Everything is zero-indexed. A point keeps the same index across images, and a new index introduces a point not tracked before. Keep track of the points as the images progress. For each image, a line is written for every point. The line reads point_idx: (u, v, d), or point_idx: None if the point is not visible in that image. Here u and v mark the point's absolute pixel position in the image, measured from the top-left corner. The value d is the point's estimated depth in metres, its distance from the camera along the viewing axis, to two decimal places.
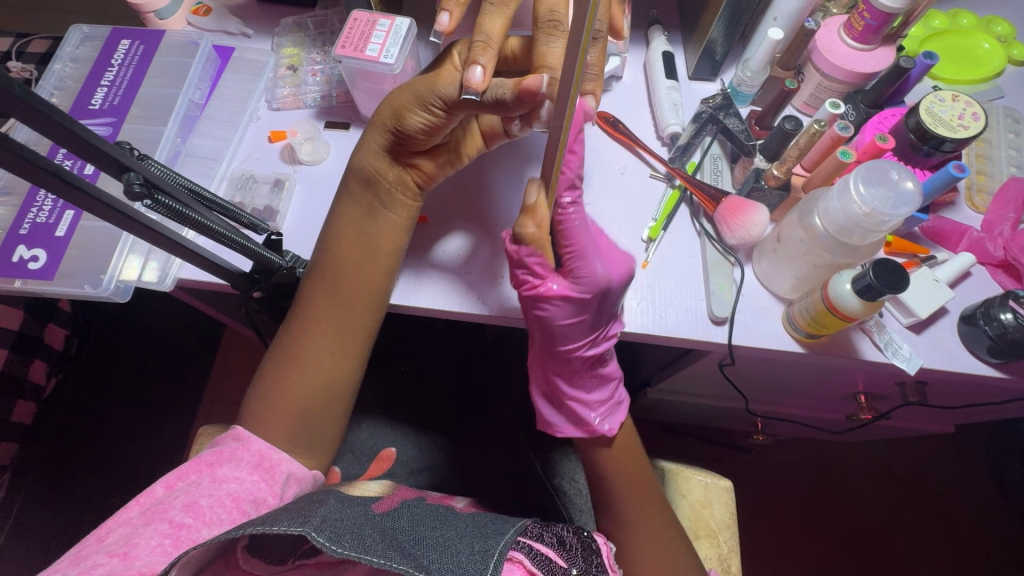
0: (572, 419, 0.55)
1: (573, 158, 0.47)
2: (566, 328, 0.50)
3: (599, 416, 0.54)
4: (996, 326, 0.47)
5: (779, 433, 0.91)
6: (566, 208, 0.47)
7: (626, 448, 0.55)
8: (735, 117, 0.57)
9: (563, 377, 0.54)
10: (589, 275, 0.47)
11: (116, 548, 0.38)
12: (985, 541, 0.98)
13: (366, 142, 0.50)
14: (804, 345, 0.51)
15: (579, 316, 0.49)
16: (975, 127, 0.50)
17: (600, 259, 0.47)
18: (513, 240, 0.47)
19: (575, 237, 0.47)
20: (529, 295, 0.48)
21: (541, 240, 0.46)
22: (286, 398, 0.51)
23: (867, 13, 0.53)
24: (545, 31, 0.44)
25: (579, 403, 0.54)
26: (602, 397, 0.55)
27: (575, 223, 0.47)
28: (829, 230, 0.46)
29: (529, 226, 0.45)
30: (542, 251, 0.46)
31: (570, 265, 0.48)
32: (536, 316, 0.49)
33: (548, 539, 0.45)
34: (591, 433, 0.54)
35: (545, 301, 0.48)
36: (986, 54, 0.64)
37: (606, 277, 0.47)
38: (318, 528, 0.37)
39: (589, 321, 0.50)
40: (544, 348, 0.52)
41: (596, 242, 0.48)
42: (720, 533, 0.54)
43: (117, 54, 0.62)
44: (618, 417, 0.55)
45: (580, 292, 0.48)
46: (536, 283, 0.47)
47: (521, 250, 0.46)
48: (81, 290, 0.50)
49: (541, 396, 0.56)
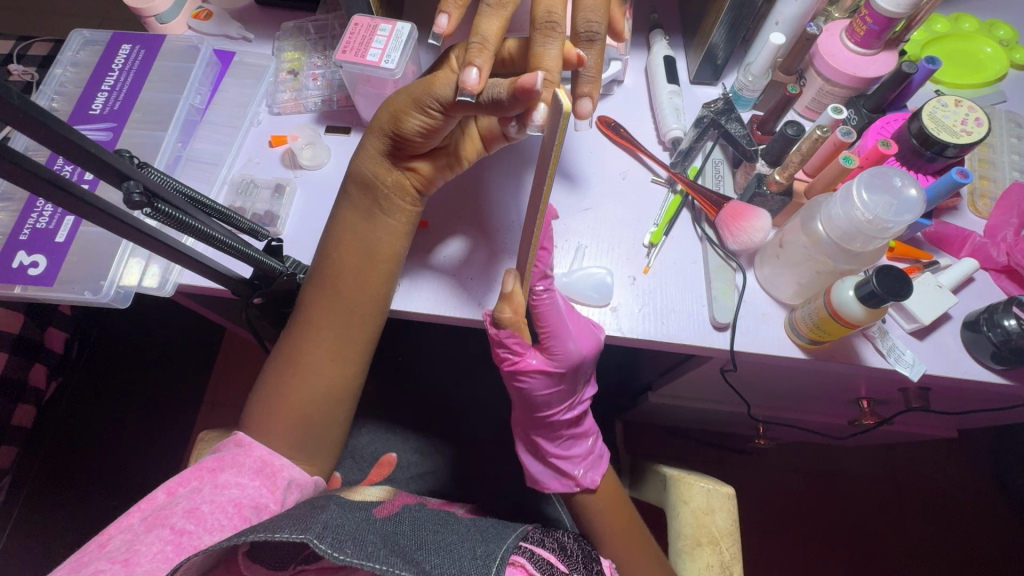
0: (554, 472, 0.56)
1: (544, 252, 0.51)
2: (544, 397, 0.53)
3: (582, 470, 0.55)
4: (1000, 332, 0.47)
5: (780, 437, 0.91)
6: (540, 294, 0.51)
7: (609, 498, 0.55)
8: (738, 122, 0.57)
9: (543, 436, 0.56)
10: (562, 351, 0.51)
11: (117, 555, 0.38)
12: (987, 545, 0.97)
13: (365, 146, 0.50)
14: (806, 350, 0.50)
15: (555, 386, 0.53)
16: (978, 132, 0.49)
17: (574, 336, 0.51)
18: (492, 322, 0.48)
19: (548, 318, 0.51)
20: (510, 370, 0.51)
21: (517, 323, 0.47)
22: (286, 404, 0.50)
23: (869, 17, 0.53)
24: (542, 32, 0.43)
25: (561, 460, 0.56)
26: (583, 452, 0.56)
27: (549, 305, 0.51)
28: (832, 236, 0.46)
29: (506, 311, 0.46)
30: (519, 330, 0.48)
31: (546, 344, 0.51)
32: (516, 386, 0.53)
33: (550, 545, 0.45)
34: (575, 487, 0.55)
35: (523, 374, 0.52)
36: (988, 58, 0.64)
37: (578, 351, 0.51)
38: (320, 535, 0.37)
39: (565, 389, 0.54)
40: (524, 411, 0.55)
41: (570, 322, 0.51)
42: (722, 540, 0.53)
43: (118, 59, 0.62)
44: (600, 470, 0.56)
45: (556, 366, 0.52)
46: (515, 359, 0.51)
47: (500, 333, 0.48)
48: (81, 296, 0.50)
49: (525, 453, 0.58)
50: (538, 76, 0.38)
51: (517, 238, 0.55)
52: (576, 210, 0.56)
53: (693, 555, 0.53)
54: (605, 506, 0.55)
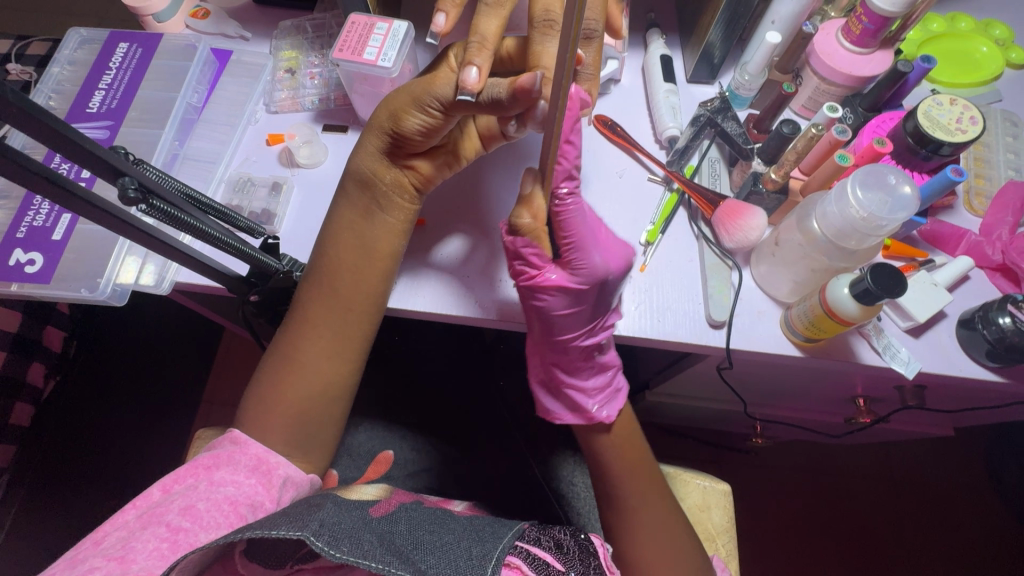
0: (569, 405, 0.54)
1: (568, 148, 0.46)
2: (563, 317, 0.49)
3: (597, 404, 0.53)
4: (995, 330, 0.47)
5: (778, 435, 0.91)
6: (564, 199, 0.46)
7: (624, 436, 0.54)
8: (734, 120, 0.58)
9: (561, 365, 0.53)
10: (588, 264, 0.47)
11: (112, 552, 0.38)
12: (984, 544, 0.98)
13: (365, 143, 0.50)
14: (802, 348, 0.50)
15: (575, 307, 0.48)
16: (974, 130, 0.50)
17: (598, 248, 0.47)
18: (510, 230, 0.46)
19: (573, 227, 0.46)
20: (526, 285, 0.47)
21: (538, 230, 0.45)
22: (283, 402, 0.51)
23: (866, 16, 0.53)
24: (541, 31, 0.44)
25: (576, 391, 0.53)
26: (600, 383, 0.53)
27: (573, 213, 0.46)
28: (827, 234, 0.46)
29: (525, 217, 0.44)
30: (537, 241, 0.46)
31: (569, 257, 0.47)
32: (534, 305, 0.48)
33: (546, 543, 0.45)
34: (589, 420, 0.53)
35: (542, 291, 0.47)
36: (984, 57, 0.64)
37: (604, 267, 0.46)
38: (317, 532, 0.37)
39: (587, 310, 0.49)
40: (542, 337, 0.51)
41: (596, 232, 0.47)
42: (718, 537, 0.54)
43: (115, 58, 0.62)
44: (617, 404, 0.54)
45: (578, 282, 0.47)
46: (532, 273, 0.47)
47: (517, 241, 0.46)
48: (77, 293, 0.50)
49: (539, 383, 0.55)
50: (539, 75, 0.38)
51: None
52: None
53: None
54: (621, 442, 0.53)
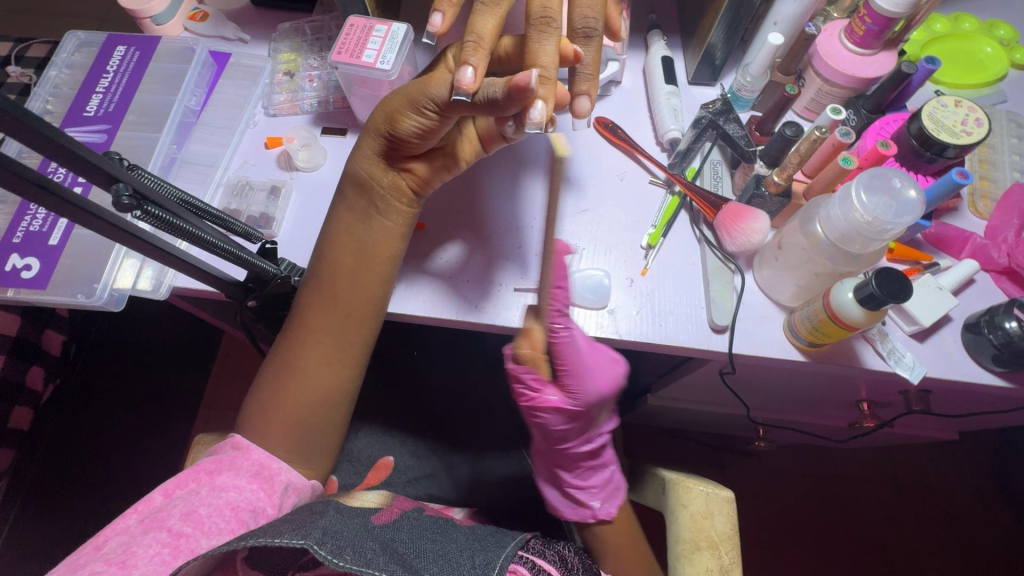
0: (570, 502, 0.54)
1: (557, 289, 0.48)
2: (561, 433, 0.51)
3: (599, 502, 0.53)
4: (1001, 335, 0.46)
5: (781, 439, 0.90)
6: (559, 332, 0.48)
7: (624, 538, 0.54)
8: (735, 123, 0.57)
9: (562, 469, 0.54)
10: (582, 390, 0.49)
11: (114, 557, 0.37)
12: (989, 548, 0.97)
13: (361, 147, 0.49)
14: (806, 353, 0.50)
15: (573, 423, 0.51)
16: (979, 132, 0.49)
17: (593, 374, 0.49)
18: (512, 358, 0.49)
19: (568, 357, 0.49)
20: (527, 406, 0.50)
21: (535, 358, 0.48)
22: (282, 408, 0.50)
23: (868, 17, 0.53)
24: (537, 28, 0.42)
25: (577, 490, 0.54)
26: (600, 483, 0.54)
27: (568, 344, 0.48)
28: (831, 237, 0.45)
29: (525, 347, 0.48)
30: (536, 368, 0.49)
31: (564, 381, 0.50)
32: (535, 421, 0.51)
33: (551, 556, 0.44)
34: (590, 518, 0.53)
35: (541, 411, 0.50)
36: (988, 58, 0.64)
37: (596, 391, 0.49)
38: (320, 541, 0.36)
39: (584, 425, 0.52)
40: (545, 446, 0.54)
41: (590, 355, 0.50)
42: (722, 545, 0.52)
43: (112, 61, 0.61)
44: (616, 501, 0.55)
45: (574, 403, 0.50)
46: (533, 396, 0.50)
47: (519, 368, 0.50)
48: (74, 299, 0.49)
49: (543, 482, 0.56)
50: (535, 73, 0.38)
51: (512, 240, 0.54)
52: (573, 212, 0.56)
53: (692, 559, 0.52)
54: (620, 540, 0.53)
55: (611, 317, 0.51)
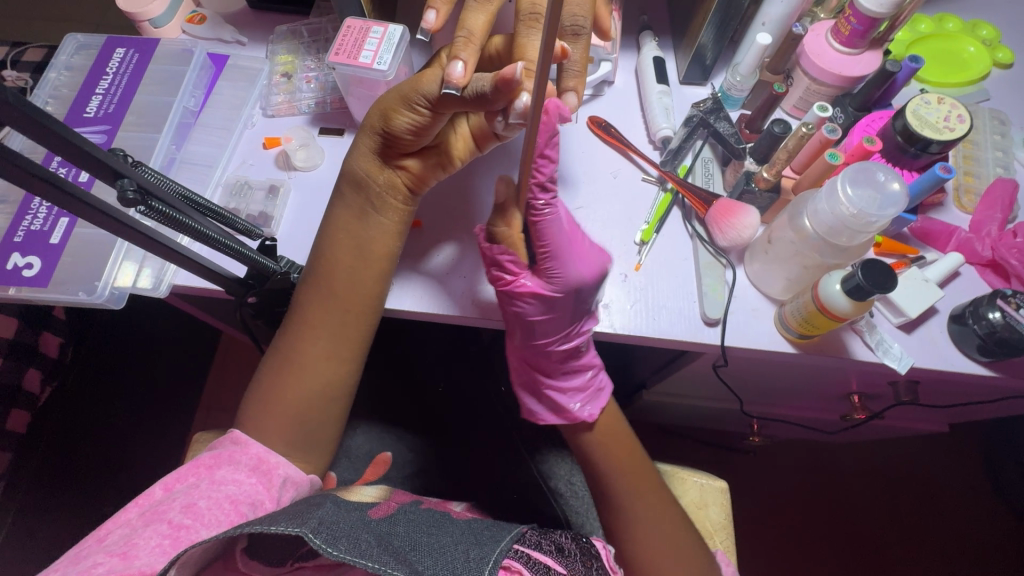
0: (551, 407, 0.55)
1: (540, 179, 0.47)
2: (541, 324, 0.51)
3: (579, 403, 0.54)
4: (984, 324, 0.48)
5: (775, 434, 0.91)
6: (541, 209, 0.48)
7: (609, 431, 0.54)
8: (726, 121, 0.58)
9: (540, 368, 0.54)
10: (562, 274, 0.48)
11: (116, 548, 0.38)
12: (983, 540, 0.98)
13: (357, 146, 0.50)
14: (796, 344, 0.51)
15: (552, 313, 0.50)
16: (961, 128, 0.50)
17: (574, 257, 0.48)
18: (487, 236, 0.49)
19: (550, 237, 0.48)
20: (504, 292, 0.49)
21: (513, 237, 0.48)
22: (281, 404, 0.51)
23: (854, 17, 0.54)
24: (526, 23, 0.44)
25: (558, 393, 0.55)
26: (581, 385, 0.55)
27: (550, 221, 0.48)
28: (819, 231, 0.46)
29: (500, 224, 0.48)
30: (513, 248, 0.48)
31: (544, 265, 0.49)
32: (512, 311, 0.50)
33: (547, 547, 0.45)
34: (571, 419, 0.54)
35: (519, 298, 0.49)
36: (972, 57, 0.65)
37: (578, 275, 0.48)
38: (315, 530, 0.37)
39: (563, 316, 0.50)
40: (523, 342, 0.53)
41: (573, 240, 0.49)
42: (716, 534, 0.55)
43: (112, 63, 0.62)
44: (599, 403, 0.55)
45: (553, 289, 0.49)
46: (511, 280, 0.49)
47: (494, 248, 0.48)
48: (75, 297, 0.50)
49: (522, 390, 0.57)
50: (521, 67, 0.38)
51: None
52: (567, 210, 0.57)
53: None
54: (602, 441, 0.54)
55: (606, 312, 0.52)
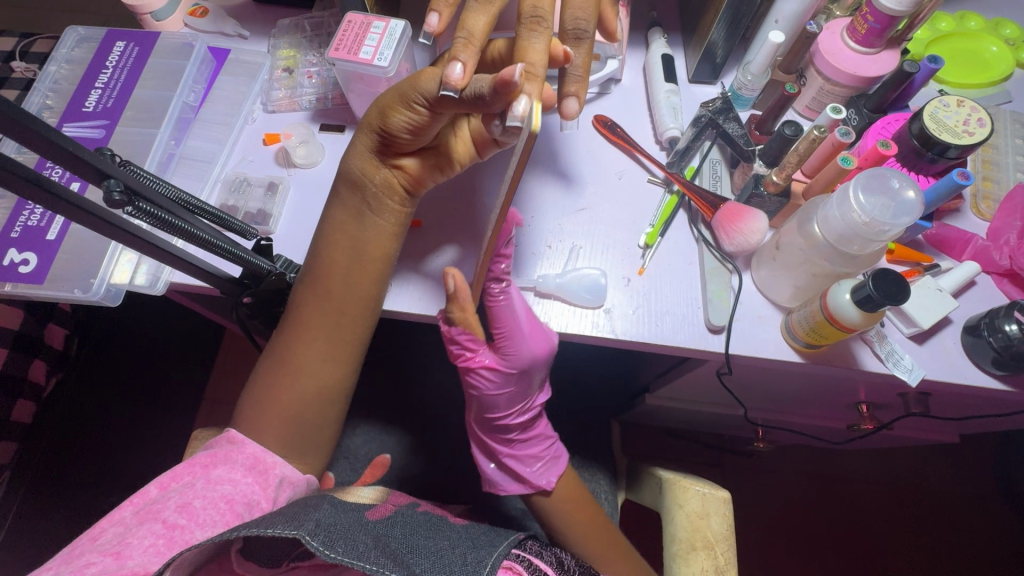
0: (512, 476, 0.56)
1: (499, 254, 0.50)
2: (498, 397, 0.54)
3: (536, 471, 0.55)
4: (1000, 337, 0.46)
5: (780, 439, 0.89)
6: (497, 296, 0.51)
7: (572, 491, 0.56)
8: (735, 122, 0.56)
9: (496, 439, 0.57)
10: (515, 351, 0.52)
11: (109, 547, 0.37)
12: (991, 552, 0.96)
13: (355, 144, 0.49)
14: (803, 355, 0.50)
15: (507, 386, 0.54)
16: (981, 133, 0.48)
17: (528, 337, 0.51)
18: (445, 319, 0.50)
19: (505, 320, 0.51)
20: (462, 365, 0.53)
21: (468, 320, 0.49)
22: (278, 404, 0.50)
23: (871, 15, 0.52)
24: (527, 26, 0.43)
25: (515, 461, 0.56)
26: (537, 453, 0.57)
27: (504, 307, 0.51)
28: (829, 239, 0.45)
29: (455, 309, 0.48)
30: (469, 328, 0.50)
31: (499, 344, 0.52)
32: (469, 386, 0.54)
33: (548, 558, 0.44)
34: (530, 486, 0.55)
35: (475, 371, 0.53)
36: (994, 57, 0.63)
37: (530, 352, 0.52)
38: (312, 532, 0.36)
39: (518, 391, 0.54)
40: (478, 416, 0.56)
41: (530, 321, 0.52)
42: (717, 545, 0.51)
43: (112, 56, 0.61)
44: (557, 470, 0.56)
45: (507, 365, 0.52)
46: (468, 355, 0.52)
47: (452, 329, 0.50)
48: (70, 294, 0.49)
49: (482, 457, 0.58)
50: (521, 70, 0.37)
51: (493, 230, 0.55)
52: (570, 211, 0.56)
53: (687, 559, 0.51)
54: (566, 506, 0.55)
55: (607, 316, 0.51)
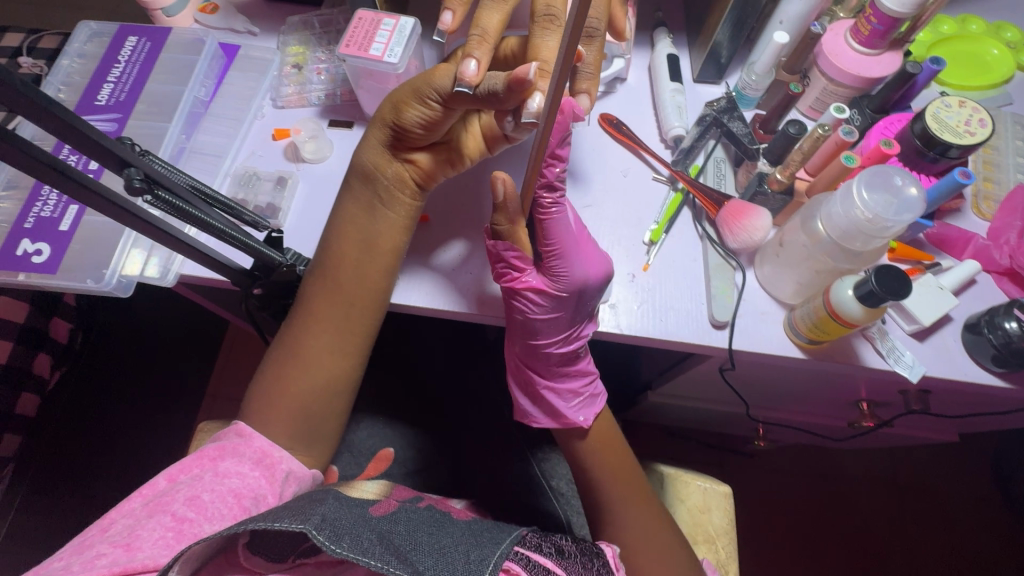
0: (548, 412, 0.56)
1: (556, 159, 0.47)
2: (541, 320, 0.51)
3: (575, 409, 0.54)
4: (1000, 335, 0.46)
5: (780, 438, 0.90)
6: (548, 209, 0.49)
7: (604, 436, 0.55)
8: (740, 120, 0.57)
9: (536, 370, 0.55)
10: (568, 271, 0.48)
11: (119, 539, 0.38)
12: (987, 552, 0.97)
13: (368, 138, 0.50)
14: (805, 350, 0.50)
15: (554, 312, 0.51)
16: (982, 134, 0.49)
17: (580, 256, 0.49)
18: (491, 234, 0.49)
19: (557, 235, 0.49)
20: (507, 286, 0.50)
21: (517, 234, 0.48)
22: (287, 394, 0.51)
23: (874, 17, 0.53)
24: (540, 25, 0.44)
25: (552, 394, 0.55)
26: (576, 389, 0.55)
27: (556, 220, 0.49)
28: (833, 235, 0.45)
29: (501, 221, 0.47)
30: (518, 245, 0.48)
31: (550, 263, 0.49)
32: (514, 306, 0.51)
33: (547, 549, 0.45)
34: (564, 424, 0.54)
35: (521, 293, 0.50)
36: (995, 60, 0.64)
37: (584, 273, 0.48)
38: (319, 526, 0.37)
39: (565, 316, 0.51)
40: (522, 341, 0.54)
41: (579, 243, 0.49)
42: (718, 539, 0.53)
43: (124, 51, 0.62)
44: (593, 410, 0.55)
45: (558, 287, 0.49)
46: (515, 273, 0.49)
47: (498, 245, 0.49)
48: (82, 284, 0.50)
49: (519, 392, 0.57)
50: (535, 68, 0.38)
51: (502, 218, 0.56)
52: (576, 207, 0.56)
53: (688, 552, 0.54)
54: (600, 446, 0.55)
55: (611, 312, 0.51)
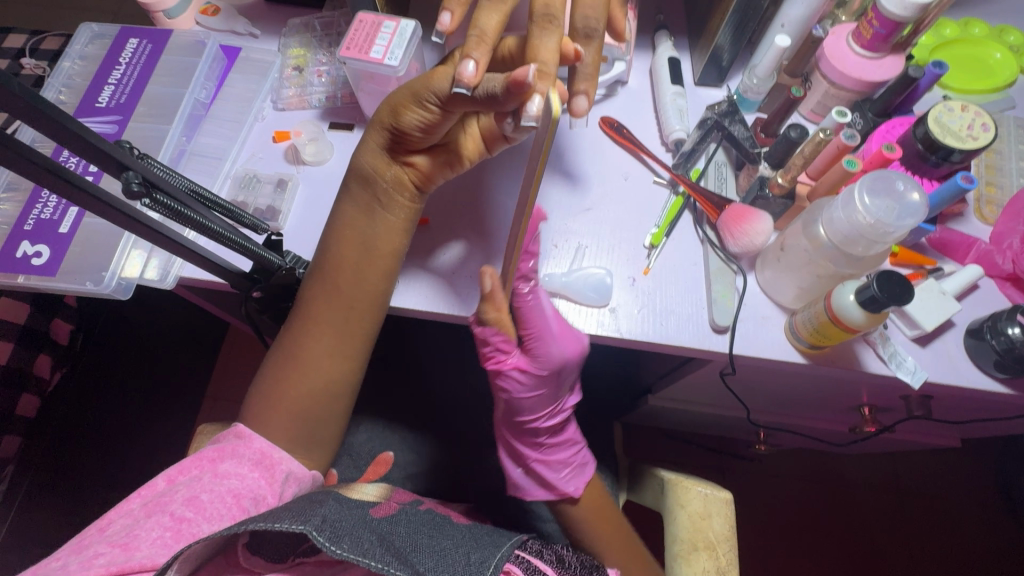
0: (539, 482, 0.58)
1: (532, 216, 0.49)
2: (528, 397, 0.56)
3: (565, 478, 0.56)
4: (1003, 340, 0.46)
5: (781, 442, 0.89)
6: (525, 295, 0.53)
7: (596, 503, 0.56)
8: (741, 124, 0.57)
9: (524, 441, 0.59)
10: (546, 352, 0.53)
11: (117, 539, 0.38)
12: (990, 557, 0.96)
13: (367, 141, 0.50)
14: (806, 355, 0.50)
15: (538, 388, 0.56)
16: (985, 138, 0.49)
17: (557, 338, 0.53)
18: (477, 321, 0.52)
19: (534, 321, 0.53)
20: (493, 368, 0.56)
21: (501, 319, 0.51)
22: (287, 397, 0.51)
23: (877, 20, 0.52)
24: (539, 25, 0.44)
25: (543, 466, 0.58)
26: (566, 459, 0.58)
27: (533, 306, 0.53)
28: (834, 240, 0.45)
29: (489, 311, 0.50)
30: (502, 329, 0.52)
31: (529, 345, 0.54)
32: (501, 388, 0.56)
33: (547, 556, 0.46)
34: (558, 495, 0.56)
35: (505, 374, 0.55)
36: (998, 64, 0.63)
37: (560, 353, 0.53)
38: (318, 527, 0.37)
39: (546, 391, 0.56)
40: (507, 418, 0.58)
41: (556, 325, 0.53)
42: (719, 546, 0.51)
43: (125, 53, 0.62)
44: (583, 478, 0.57)
45: (539, 366, 0.54)
46: (500, 357, 0.55)
47: (485, 330, 0.53)
48: (82, 286, 0.50)
49: (510, 463, 0.59)
50: (534, 70, 0.37)
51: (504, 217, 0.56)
52: (577, 211, 0.56)
53: (689, 560, 0.52)
54: (590, 514, 0.56)
55: (612, 316, 0.51)
